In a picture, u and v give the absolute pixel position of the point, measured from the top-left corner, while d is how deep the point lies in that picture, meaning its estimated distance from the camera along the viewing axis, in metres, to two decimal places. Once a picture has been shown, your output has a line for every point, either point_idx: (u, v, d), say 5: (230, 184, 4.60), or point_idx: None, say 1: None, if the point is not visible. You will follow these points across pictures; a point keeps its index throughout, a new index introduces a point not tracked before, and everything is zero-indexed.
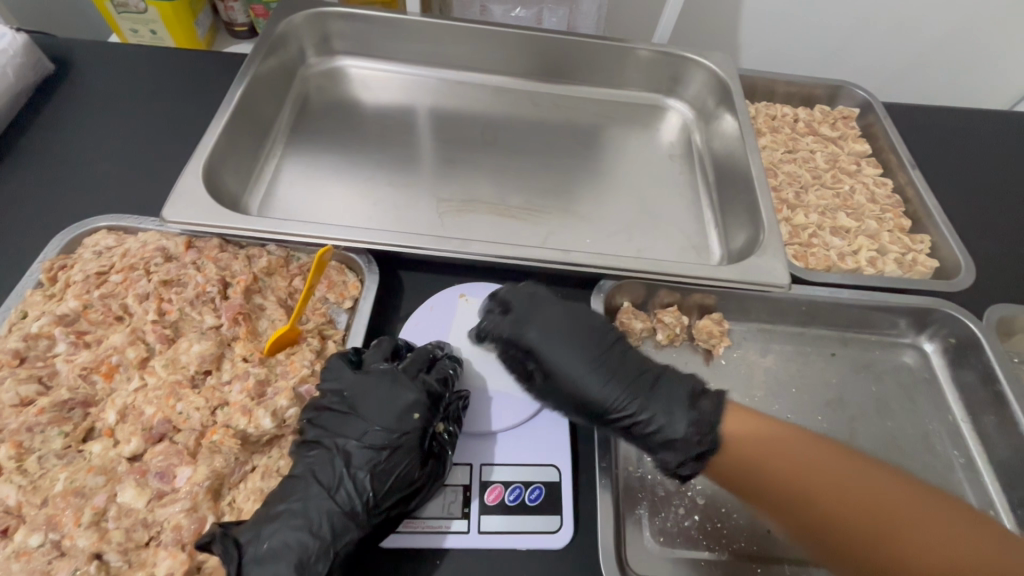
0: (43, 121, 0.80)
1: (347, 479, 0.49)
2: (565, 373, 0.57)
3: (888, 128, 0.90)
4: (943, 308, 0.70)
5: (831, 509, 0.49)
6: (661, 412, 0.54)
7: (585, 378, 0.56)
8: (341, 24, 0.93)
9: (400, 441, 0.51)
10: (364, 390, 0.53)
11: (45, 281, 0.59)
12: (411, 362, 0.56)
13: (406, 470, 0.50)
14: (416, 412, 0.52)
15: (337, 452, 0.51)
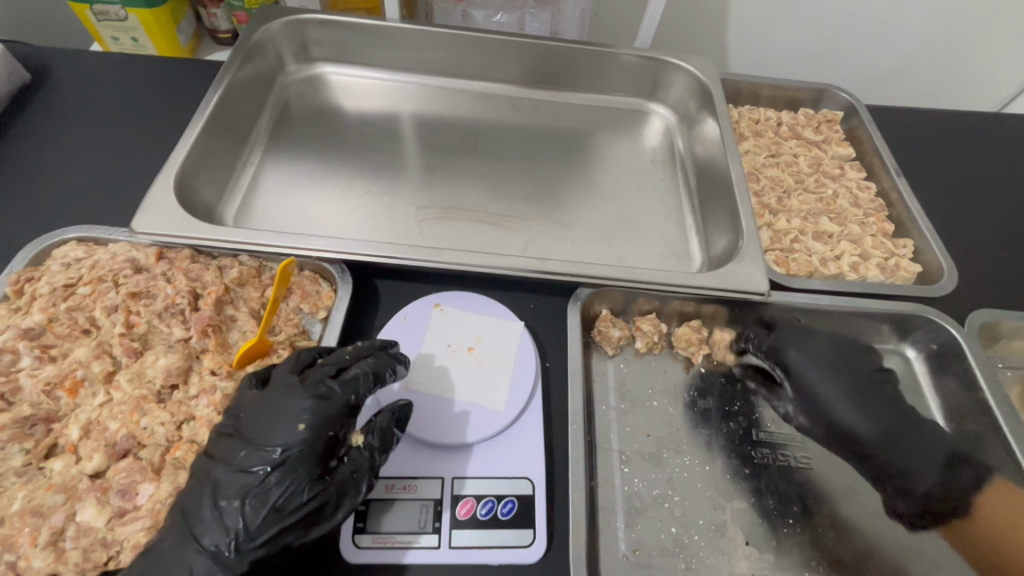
0: (17, 131, 0.79)
1: (216, 509, 0.45)
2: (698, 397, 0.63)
3: (872, 131, 0.89)
4: (925, 314, 0.69)
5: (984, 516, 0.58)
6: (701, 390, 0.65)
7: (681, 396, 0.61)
8: (321, 30, 0.93)
9: (280, 460, 0.46)
10: (257, 406, 0.50)
11: (11, 294, 0.59)
12: (316, 372, 0.52)
13: (285, 492, 0.45)
14: (306, 425, 0.48)
15: (213, 478, 0.46)
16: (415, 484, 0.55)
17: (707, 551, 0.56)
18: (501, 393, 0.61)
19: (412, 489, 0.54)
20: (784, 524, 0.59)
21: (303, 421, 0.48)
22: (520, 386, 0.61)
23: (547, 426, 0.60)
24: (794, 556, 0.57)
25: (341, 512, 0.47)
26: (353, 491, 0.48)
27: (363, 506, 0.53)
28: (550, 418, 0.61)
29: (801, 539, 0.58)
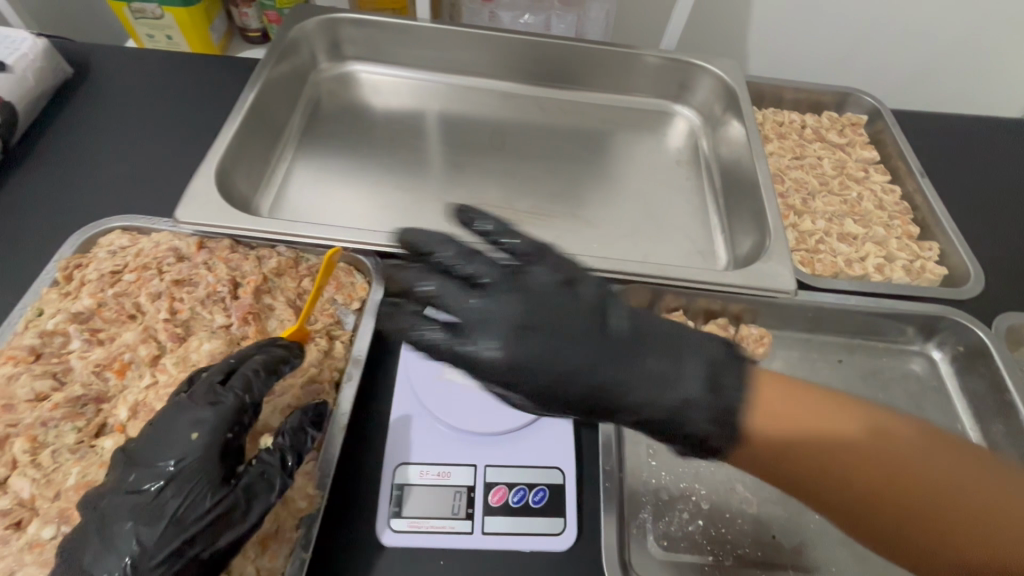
0: (62, 124, 0.81)
1: (106, 534, 0.44)
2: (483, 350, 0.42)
3: (896, 134, 0.90)
4: (951, 316, 0.70)
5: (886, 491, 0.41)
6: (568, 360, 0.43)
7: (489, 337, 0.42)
8: (353, 29, 0.95)
9: (171, 472, 0.45)
10: (150, 425, 0.49)
11: (61, 279, 0.61)
12: (205, 378, 0.51)
13: (182, 502, 0.45)
14: (201, 434, 0.47)
15: (102, 504, 0.45)
16: (448, 470, 0.56)
17: (733, 543, 0.57)
18: None
19: (445, 476, 0.56)
20: (812, 521, 0.60)
21: (195, 429, 0.47)
22: None
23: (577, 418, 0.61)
24: (821, 551, 0.58)
25: (254, 511, 0.46)
26: (264, 493, 0.47)
27: (399, 491, 0.55)
28: None
29: (826, 535, 0.59)
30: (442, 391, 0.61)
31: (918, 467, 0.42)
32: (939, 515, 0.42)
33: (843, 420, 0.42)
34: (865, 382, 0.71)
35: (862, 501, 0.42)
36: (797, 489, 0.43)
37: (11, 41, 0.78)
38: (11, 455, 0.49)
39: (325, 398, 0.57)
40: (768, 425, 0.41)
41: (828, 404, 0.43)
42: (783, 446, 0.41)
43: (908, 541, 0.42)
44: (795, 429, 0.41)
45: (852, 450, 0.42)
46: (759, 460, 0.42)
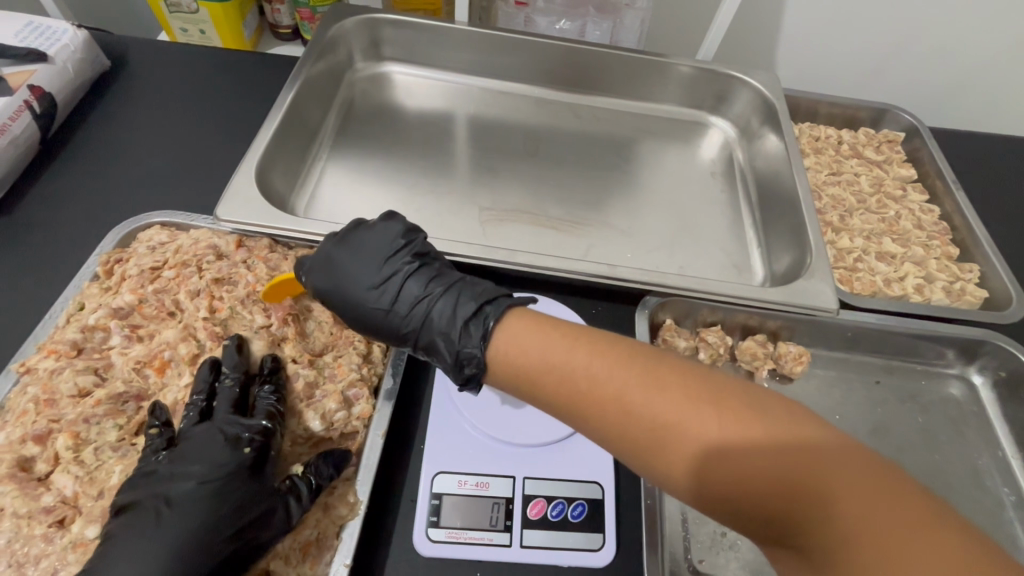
0: (98, 115, 0.81)
1: (151, 532, 0.46)
2: (380, 317, 0.55)
3: (935, 153, 0.88)
4: (995, 340, 0.68)
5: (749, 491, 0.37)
6: (443, 334, 0.51)
7: (374, 308, 0.55)
8: (391, 30, 0.95)
9: (207, 483, 0.49)
10: (188, 432, 0.51)
11: (102, 274, 0.61)
12: (224, 398, 0.54)
13: (234, 501, 0.48)
14: (247, 444, 0.51)
15: (159, 497, 0.47)
16: (487, 481, 0.55)
17: (772, 565, 0.56)
18: None
19: (484, 487, 0.55)
20: None
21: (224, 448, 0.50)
22: None
23: None
24: None
25: (289, 519, 0.49)
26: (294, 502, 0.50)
27: (437, 500, 0.54)
28: None
29: None
30: (479, 399, 0.60)
31: (722, 436, 0.39)
32: (752, 479, 0.37)
33: (669, 388, 0.41)
34: (903, 405, 0.70)
35: (656, 457, 0.40)
36: (625, 452, 0.42)
37: (52, 32, 0.78)
38: (53, 450, 0.49)
39: (363, 402, 0.56)
40: (548, 372, 0.44)
41: (636, 369, 0.42)
42: (571, 391, 0.44)
43: (725, 509, 0.39)
44: (587, 383, 0.43)
45: (665, 410, 0.40)
46: (554, 405, 0.45)
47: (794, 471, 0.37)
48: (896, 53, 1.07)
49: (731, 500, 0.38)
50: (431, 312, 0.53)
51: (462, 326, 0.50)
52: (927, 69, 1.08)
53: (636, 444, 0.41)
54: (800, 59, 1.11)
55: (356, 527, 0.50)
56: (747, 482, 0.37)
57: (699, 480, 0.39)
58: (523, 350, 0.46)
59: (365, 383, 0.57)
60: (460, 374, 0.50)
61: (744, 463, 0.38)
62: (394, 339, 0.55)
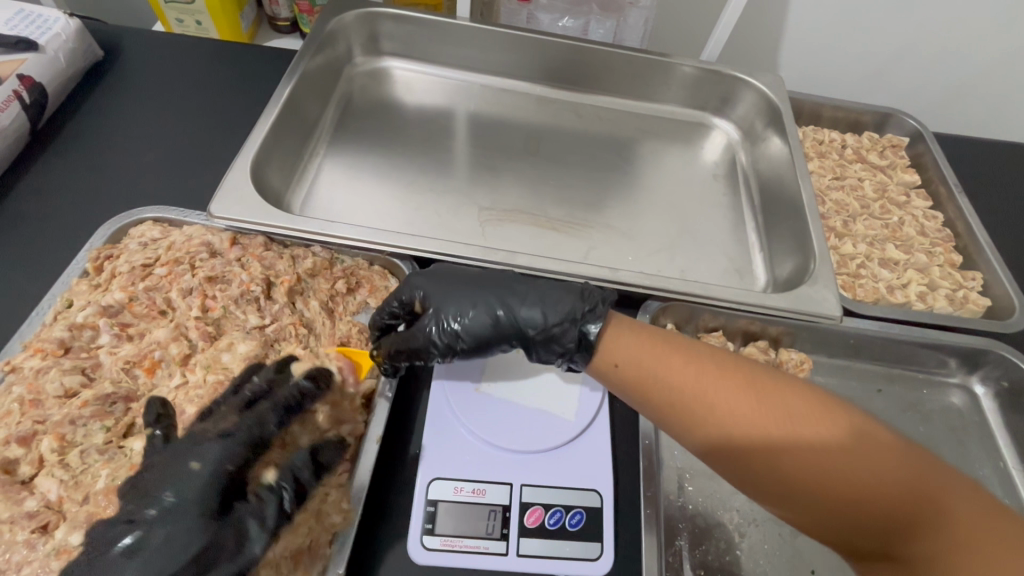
0: (90, 106, 0.79)
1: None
2: (480, 317, 0.56)
3: (939, 158, 0.88)
4: (998, 350, 0.68)
5: (850, 489, 0.42)
6: (550, 320, 0.55)
7: (476, 292, 0.58)
8: (390, 25, 0.93)
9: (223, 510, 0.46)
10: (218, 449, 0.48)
11: (92, 270, 0.59)
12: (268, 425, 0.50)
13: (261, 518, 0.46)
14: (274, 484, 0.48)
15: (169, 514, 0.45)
16: (483, 488, 0.54)
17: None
18: (569, 403, 0.61)
19: (480, 493, 0.54)
20: None
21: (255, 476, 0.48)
22: (589, 398, 0.61)
23: (613, 439, 0.60)
24: None
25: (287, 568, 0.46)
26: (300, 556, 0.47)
27: (432, 507, 0.53)
28: (615, 431, 0.60)
29: None
30: (476, 404, 0.60)
31: (841, 453, 0.43)
32: (853, 479, 0.43)
33: (789, 403, 0.46)
34: (905, 414, 0.69)
35: (770, 463, 0.45)
36: (735, 459, 0.46)
37: (44, 21, 0.77)
38: (38, 453, 0.47)
39: (355, 421, 0.55)
40: (666, 383, 0.49)
41: (753, 386, 0.48)
42: (688, 397, 0.48)
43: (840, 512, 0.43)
44: (703, 390, 0.48)
45: (785, 419, 0.46)
46: (669, 415, 0.49)
47: (901, 476, 0.42)
48: (902, 57, 1.06)
49: (843, 506, 0.43)
50: (532, 301, 0.56)
51: (568, 309, 0.55)
52: (931, 74, 1.07)
53: (757, 454, 0.45)
54: (805, 61, 1.10)
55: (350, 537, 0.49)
56: (847, 480, 0.43)
57: (818, 481, 0.43)
58: (639, 362, 0.51)
59: (357, 400, 0.56)
60: (574, 350, 0.54)
61: (861, 472, 0.43)
62: (494, 318, 0.56)
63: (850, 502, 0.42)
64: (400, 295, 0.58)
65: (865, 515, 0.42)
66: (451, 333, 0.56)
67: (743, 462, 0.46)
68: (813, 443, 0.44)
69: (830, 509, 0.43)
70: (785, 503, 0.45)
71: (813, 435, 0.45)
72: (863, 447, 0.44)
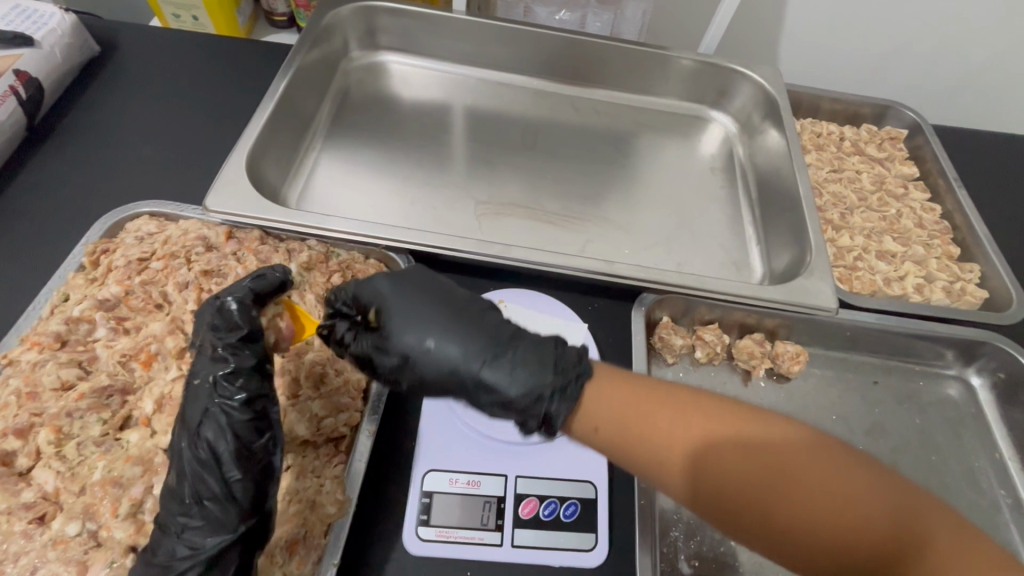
0: (87, 101, 0.80)
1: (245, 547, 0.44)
2: (436, 355, 0.48)
3: (937, 151, 0.87)
4: (992, 341, 0.68)
5: (837, 530, 0.38)
6: (516, 381, 0.46)
7: (429, 338, 0.48)
8: (387, 18, 0.93)
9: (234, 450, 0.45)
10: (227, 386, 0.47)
11: (88, 264, 0.59)
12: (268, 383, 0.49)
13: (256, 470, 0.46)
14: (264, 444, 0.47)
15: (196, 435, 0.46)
16: (478, 479, 0.55)
17: (767, 567, 0.55)
18: None
19: (475, 485, 0.54)
20: None
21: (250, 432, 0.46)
22: None
23: None
24: None
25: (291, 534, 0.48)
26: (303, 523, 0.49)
27: (427, 499, 0.53)
28: None
29: None
30: None
31: (835, 506, 0.39)
32: (840, 519, 0.38)
33: (767, 436, 0.42)
34: (901, 406, 0.69)
35: (748, 507, 0.40)
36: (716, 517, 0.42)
37: (40, 15, 0.77)
38: (35, 445, 0.48)
39: (352, 410, 0.55)
40: (634, 423, 0.44)
41: (739, 439, 0.41)
42: (663, 457, 0.42)
43: (828, 554, 0.39)
44: (674, 429, 0.43)
45: (767, 475, 0.40)
46: (644, 473, 0.44)
47: (891, 508, 0.39)
48: (901, 49, 1.05)
49: (830, 550, 0.38)
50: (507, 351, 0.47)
51: (531, 383, 0.46)
52: (931, 66, 1.07)
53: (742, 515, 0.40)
54: (804, 53, 1.09)
55: (345, 527, 0.49)
56: (830, 521, 0.38)
57: (801, 524, 0.39)
58: (605, 399, 0.45)
59: (357, 387, 0.56)
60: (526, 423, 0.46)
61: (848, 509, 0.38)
62: (444, 376, 0.48)
63: (836, 543, 0.38)
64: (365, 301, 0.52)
65: (854, 557, 0.38)
66: (399, 358, 0.49)
67: (718, 519, 0.41)
68: (796, 478, 0.40)
69: (816, 551, 0.39)
70: (766, 544, 0.40)
71: (796, 473, 0.40)
72: (852, 480, 0.39)
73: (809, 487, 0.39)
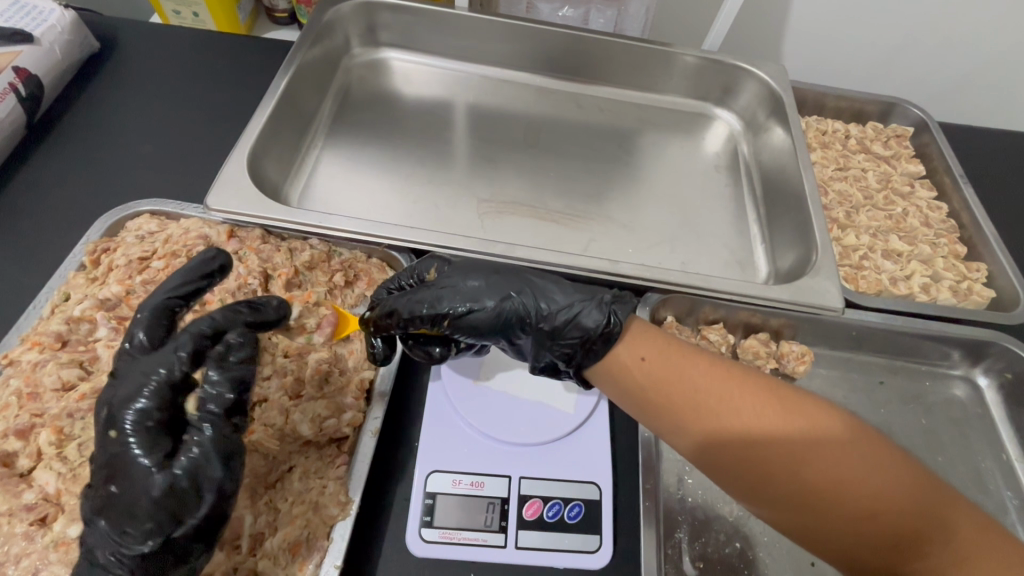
0: (87, 99, 0.79)
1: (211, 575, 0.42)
2: (495, 292, 0.55)
3: (944, 149, 0.86)
4: (1000, 342, 0.67)
5: (858, 498, 0.42)
6: (574, 303, 0.53)
7: (486, 284, 0.55)
8: (388, 15, 0.92)
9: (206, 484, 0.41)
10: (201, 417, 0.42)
11: (89, 263, 0.59)
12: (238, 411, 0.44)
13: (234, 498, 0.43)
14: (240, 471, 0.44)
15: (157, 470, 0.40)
16: (482, 480, 0.54)
17: (772, 568, 0.55)
18: (569, 395, 0.60)
19: (479, 486, 0.54)
20: None
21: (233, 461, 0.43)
22: (588, 390, 0.60)
23: (611, 432, 0.59)
24: None
25: (292, 537, 0.47)
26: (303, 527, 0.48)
27: (430, 500, 0.53)
28: (614, 424, 0.60)
29: None
30: (475, 396, 0.59)
31: (857, 462, 0.43)
32: (862, 490, 0.42)
33: (799, 409, 0.46)
34: (907, 406, 0.69)
35: (774, 467, 0.44)
36: (738, 464, 0.45)
37: (39, 12, 0.76)
38: (36, 445, 0.47)
39: (355, 410, 0.55)
40: (674, 387, 0.48)
41: (773, 394, 0.47)
42: (700, 398, 0.47)
43: (846, 521, 0.42)
44: (712, 394, 0.47)
45: (798, 441, 0.44)
46: (675, 416, 0.48)
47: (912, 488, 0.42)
48: (907, 46, 1.04)
49: (849, 517, 0.42)
50: (552, 286, 0.56)
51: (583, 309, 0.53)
52: (937, 64, 1.06)
53: (768, 466, 0.44)
54: (809, 51, 1.08)
55: (348, 530, 0.48)
56: (852, 489, 0.42)
57: (825, 489, 0.42)
58: (650, 364, 0.50)
59: (359, 387, 0.56)
60: (595, 337, 0.51)
61: (871, 482, 0.42)
62: (504, 312, 0.54)
63: (855, 511, 0.42)
64: (418, 270, 0.61)
65: (872, 527, 0.41)
66: (462, 303, 0.54)
67: (745, 476, 0.45)
68: (826, 449, 0.44)
69: (835, 516, 0.42)
70: (785, 507, 0.44)
71: (824, 446, 0.44)
72: (876, 459, 0.43)
73: (835, 458, 0.43)
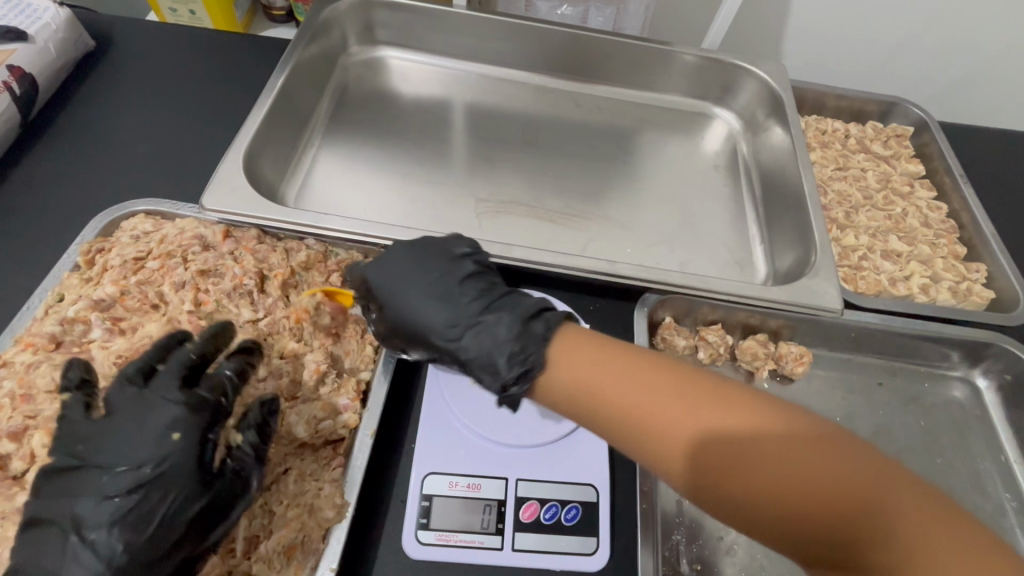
0: (83, 98, 0.79)
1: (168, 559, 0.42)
2: (429, 322, 0.53)
3: (944, 149, 0.86)
4: (998, 343, 0.67)
5: (805, 496, 0.38)
6: (487, 345, 0.50)
7: (420, 312, 0.54)
8: (385, 12, 0.91)
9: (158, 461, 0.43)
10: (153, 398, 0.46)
11: (83, 263, 0.59)
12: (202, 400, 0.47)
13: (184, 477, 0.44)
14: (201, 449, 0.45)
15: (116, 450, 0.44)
16: (478, 482, 0.54)
17: (770, 570, 0.55)
18: None
19: (475, 488, 0.54)
20: None
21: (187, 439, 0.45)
22: None
23: None
24: None
25: (287, 539, 0.47)
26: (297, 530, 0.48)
27: (427, 502, 0.53)
28: None
29: None
30: (473, 398, 0.59)
31: (796, 457, 0.39)
32: (808, 485, 0.38)
33: (732, 405, 0.42)
34: (905, 408, 0.68)
35: (712, 472, 0.40)
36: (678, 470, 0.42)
37: (33, 9, 0.75)
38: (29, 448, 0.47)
39: (351, 411, 0.54)
40: (601, 391, 0.45)
41: (709, 392, 0.43)
42: (628, 402, 0.44)
43: (799, 522, 0.38)
44: (640, 397, 0.44)
45: (733, 441, 0.41)
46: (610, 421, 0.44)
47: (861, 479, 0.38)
48: (908, 45, 1.04)
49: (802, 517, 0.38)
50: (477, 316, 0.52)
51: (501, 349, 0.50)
52: (937, 63, 1.06)
53: (709, 472, 0.40)
54: (809, 49, 1.08)
55: (343, 533, 0.48)
56: (796, 485, 0.38)
57: (771, 491, 0.39)
58: (579, 368, 0.46)
59: (355, 388, 0.56)
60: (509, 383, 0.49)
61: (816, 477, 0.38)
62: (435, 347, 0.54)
63: (808, 511, 0.38)
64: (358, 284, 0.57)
65: (822, 525, 0.38)
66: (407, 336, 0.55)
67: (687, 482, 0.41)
68: (765, 445, 0.40)
69: (785, 519, 0.39)
70: (734, 512, 0.40)
71: (761, 441, 0.40)
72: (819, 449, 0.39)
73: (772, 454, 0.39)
